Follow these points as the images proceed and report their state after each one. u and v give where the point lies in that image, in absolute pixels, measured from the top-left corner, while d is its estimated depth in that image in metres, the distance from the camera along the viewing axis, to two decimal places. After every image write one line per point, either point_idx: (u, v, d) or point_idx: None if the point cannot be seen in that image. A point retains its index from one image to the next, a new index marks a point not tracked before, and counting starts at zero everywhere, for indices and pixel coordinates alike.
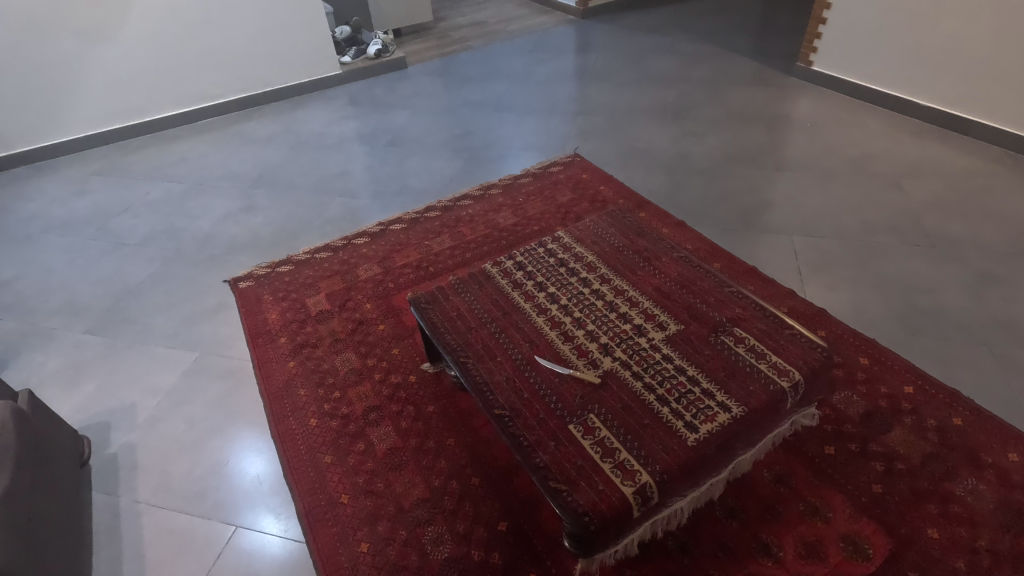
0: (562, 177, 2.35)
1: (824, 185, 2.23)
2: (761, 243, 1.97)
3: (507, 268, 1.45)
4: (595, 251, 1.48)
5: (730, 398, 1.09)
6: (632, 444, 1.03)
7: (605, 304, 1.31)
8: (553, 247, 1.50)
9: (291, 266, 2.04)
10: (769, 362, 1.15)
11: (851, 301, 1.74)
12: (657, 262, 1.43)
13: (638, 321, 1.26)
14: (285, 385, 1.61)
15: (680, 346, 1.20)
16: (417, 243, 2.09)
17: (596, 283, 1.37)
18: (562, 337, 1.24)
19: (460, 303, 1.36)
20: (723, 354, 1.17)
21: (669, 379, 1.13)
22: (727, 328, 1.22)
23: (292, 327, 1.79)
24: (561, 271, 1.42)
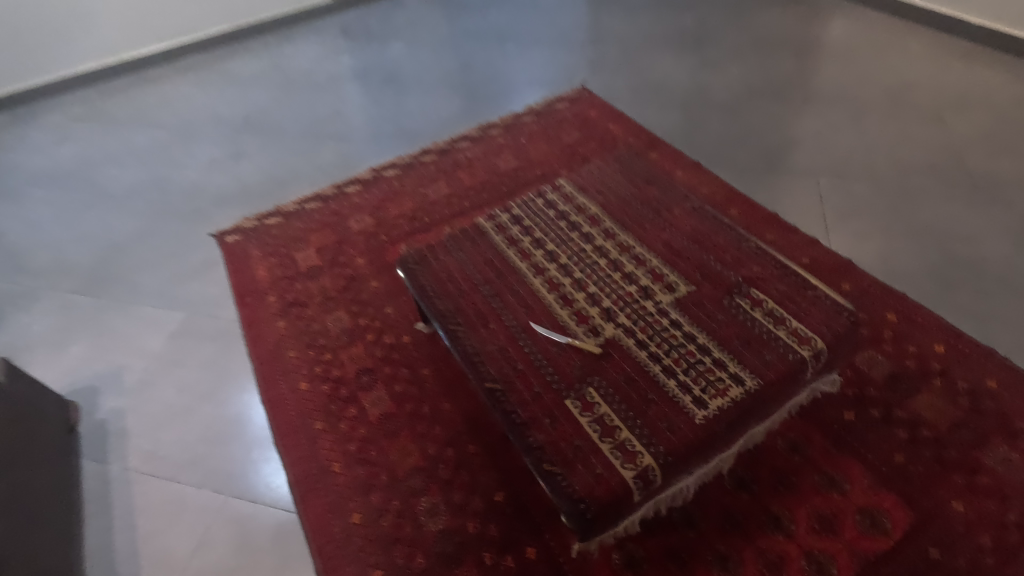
0: (569, 114, 2.16)
1: (855, 120, 2.03)
2: (784, 188, 1.81)
3: (503, 222, 1.32)
4: (600, 201, 1.34)
5: (743, 369, 0.99)
6: (635, 421, 0.94)
7: (609, 263, 1.19)
8: (553, 198, 1.37)
9: (280, 218, 1.93)
10: (789, 328, 1.04)
11: (880, 252, 1.59)
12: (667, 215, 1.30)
13: (644, 282, 1.14)
14: (276, 347, 1.54)
15: (690, 311, 1.09)
16: (412, 190, 1.96)
17: (600, 239, 1.25)
18: (562, 303, 1.13)
19: (451, 262, 1.25)
20: (738, 318, 1.07)
21: (678, 348, 1.03)
22: (743, 289, 1.11)
23: (281, 284, 1.70)
24: (562, 226, 1.29)
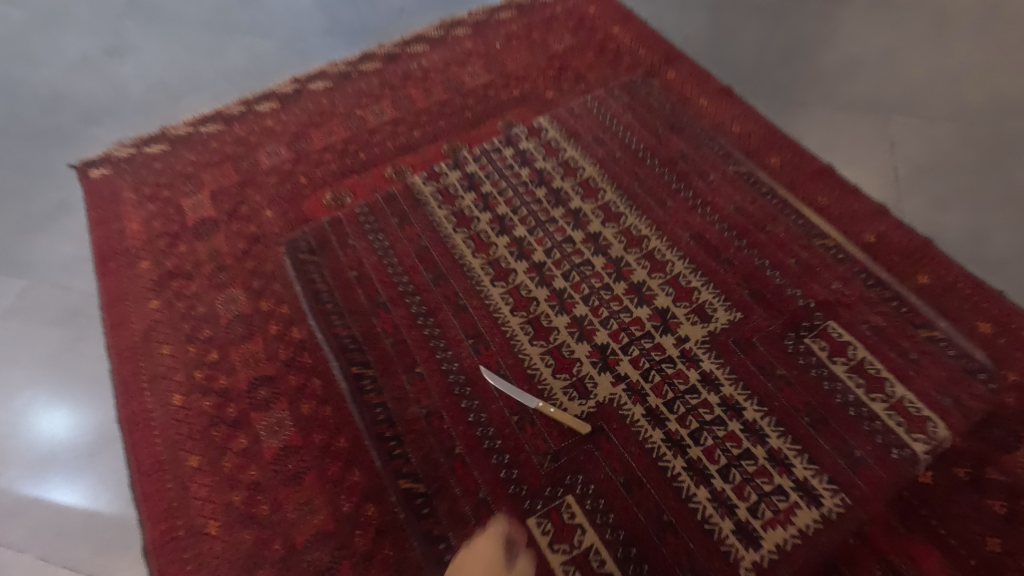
0: (561, 9, 1.60)
1: (939, 33, 1.51)
2: (841, 127, 1.33)
3: (482, 239, 1.16)
4: (600, 204, 1.17)
5: (812, 471, 0.88)
6: (666, 516, 0.87)
7: (618, 301, 1.05)
8: (549, 196, 1.20)
9: (165, 145, 1.42)
10: (890, 402, 0.93)
11: (970, 228, 1.15)
12: (724, 259, 1.08)
13: (660, 323, 1.02)
14: (144, 339, 1.12)
15: (732, 360, 0.98)
16: (345, 113, 1.45)
17: (600, 263, 1.09)
18: (573, 326, 1.03)
19: (399, 317, 1.08)
20: (807, 370, 0.96)
21: (716, 435, 0.92)
22: (818, 326, 1.00)
23: (160, 245, 1.25)
24: (557, 243, 1.13)
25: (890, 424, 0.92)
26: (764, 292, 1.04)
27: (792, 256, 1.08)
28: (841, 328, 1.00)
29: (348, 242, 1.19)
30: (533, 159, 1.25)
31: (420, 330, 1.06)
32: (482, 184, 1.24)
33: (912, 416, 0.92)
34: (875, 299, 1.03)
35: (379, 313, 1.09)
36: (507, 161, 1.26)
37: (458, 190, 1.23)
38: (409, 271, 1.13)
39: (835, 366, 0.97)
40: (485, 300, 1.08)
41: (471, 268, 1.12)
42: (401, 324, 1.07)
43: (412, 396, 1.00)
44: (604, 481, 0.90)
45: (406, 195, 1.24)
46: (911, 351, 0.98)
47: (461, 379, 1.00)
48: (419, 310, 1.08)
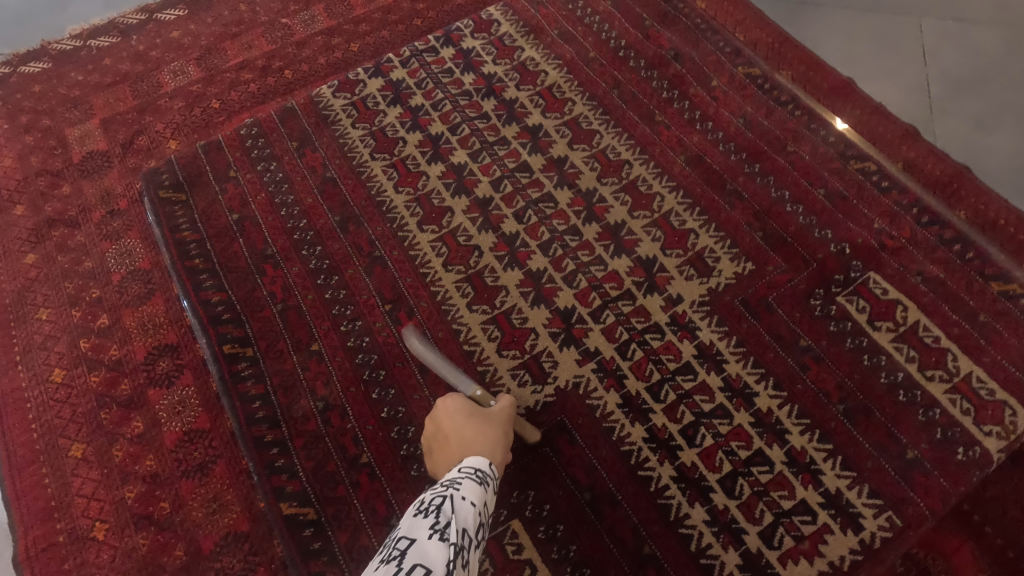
0: None
1: None
2: (859, 33, 1.10)
3: (403, 167, 0.95)
4: (556, 116, 0.96)
5: (843, 476, 0.72)
6: (647, 548, 0.71)
7: (595, 249, 0.86)
8: (487, 110, 0.98)
9: (46, 64, 1.15)
10: (952, 373, 0.75)
11: (1015, 149, 0.97)
12: (730, 191, 0.88)
13: (649, 275, 0.84)
14: (18, 303, 0.92)
15: (739, 329, 0.80)
16: (267, 18, 1.18)
17: (570, 199, 0.89)
18: (529, 288, 0.84)
19: (297, 270, 0.88)
20: (843, 340, 0.78)
21: (713, 429, 0.75)
22: (858, 278, 0.81)
23: (39, 186, 1.02)
24: (498, 170, 0.93)
25: (956, 415, 0.74)
26: (782, 236, 0.85)
27: (822, 185, 0.88)
28: (883, 280, 0.81)
29: (228, 173, 0.97)
30: (481, 63, 1.02)
31: (321, 294, 0.86)
32: (411, 97, 1.00)
33: (983, 402, 0.74)
34: (934, 242, 0.83)
35: (264, 269, 0.89)
36: (442, 66, 1.03)
37: (378, 104, 1.00)
38: (308, 215, 0.92)
39: (878, 333, 0.78)
40: (410, 250, 0.88)
41: (393, 207, 0.92)
42: (294, 285, 0.87)
43: (304, 384, 0.81)
44: (563, 499, 0.74)
45: (309, 108, 1.01)
46: (980, 313, 0.78)
47: (371, 361, 0.82)
48: (320, 266, 0.88)
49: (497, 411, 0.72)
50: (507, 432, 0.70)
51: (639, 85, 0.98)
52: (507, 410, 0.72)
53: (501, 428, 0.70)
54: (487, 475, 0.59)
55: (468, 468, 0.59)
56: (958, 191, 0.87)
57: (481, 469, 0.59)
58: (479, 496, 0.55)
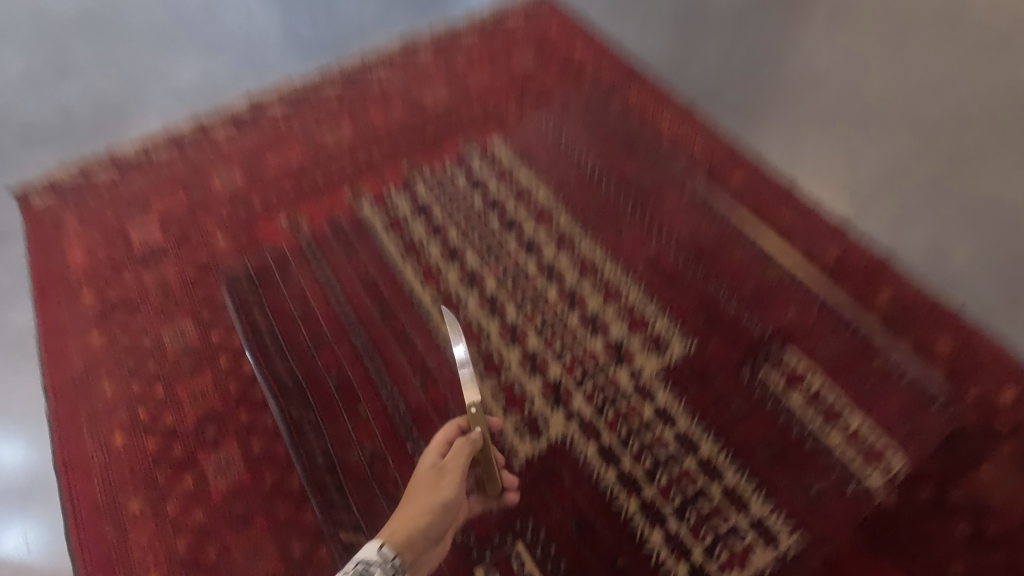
0: (521, 29, 1.57)
1: (897, 43, 1.51)
2: (800, 147, 1.32)
3: (430, 266, 1.13)
4: (568, 212, 1.17)
5: (773, 509, 0.86)
6: (620, 561, 0.85)
7: (582, 325, 1.03)
8: (503, 212, 1.18)
9: (113, 171, 1.36)
10: (846, 432, 0.90)
11: (930, 242, 1.17)
12: (679, 285, 1.06)
13: (617, 345, 1.01)
14: (85, 376, 1.06)
15: (688, 388, 0.96)
16: (302, 133, 1.41)
17: (562, 282, 1.08)
18: (524, 360, 1.01)
19: (344, 353, 1.04)
20: (762, 403, 0.93)
21: (670, 469, 0.90)
22: (773, 353, 0.97)
23: (104, 275, 1.19)
24: (513, 256, 1.13)
25: (845, 458, 0.88)
26: (720, 319, 1.02)
27: (751, 281, 1.06)
28: (798, 355, 0.97)
29: (293, 277, 1.13)
30: (485, 182, 1.23)
31: (364, 368, 1.02)
32: (434, 212, 1.20)
33: (868, 450, 0.88)
34: (831, 328, 0.99)
35: (321, 350, 1.04)
36: (461, 188, 1.23)
37: (407, 216, 1.20)
38: (352, 302, 1.09)
39: (791, 400, 0.93)
40: (436, 337, 1.04)
41: (422, 303, 1.08)
42: (344, 361, 1.03)
43: (354, 438, 0.96)
44: (556, 528, 0.88)
45: (357, 228, 1.19)
46: (871, 379, 0.93)
47: (406, 421, 0.97)
48: (364, 344, 1.05)
49: (441, 475, 0.68)
50: (439, 497, 0.66)
51: (609, 202, 1.18)
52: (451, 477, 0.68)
53: (439, 496, 0.66)
54: (375, 568, 0.58)
55: (353, 566, 0.58)
56: (875, 286, 1.09)
57: (369, 562, 0.59)
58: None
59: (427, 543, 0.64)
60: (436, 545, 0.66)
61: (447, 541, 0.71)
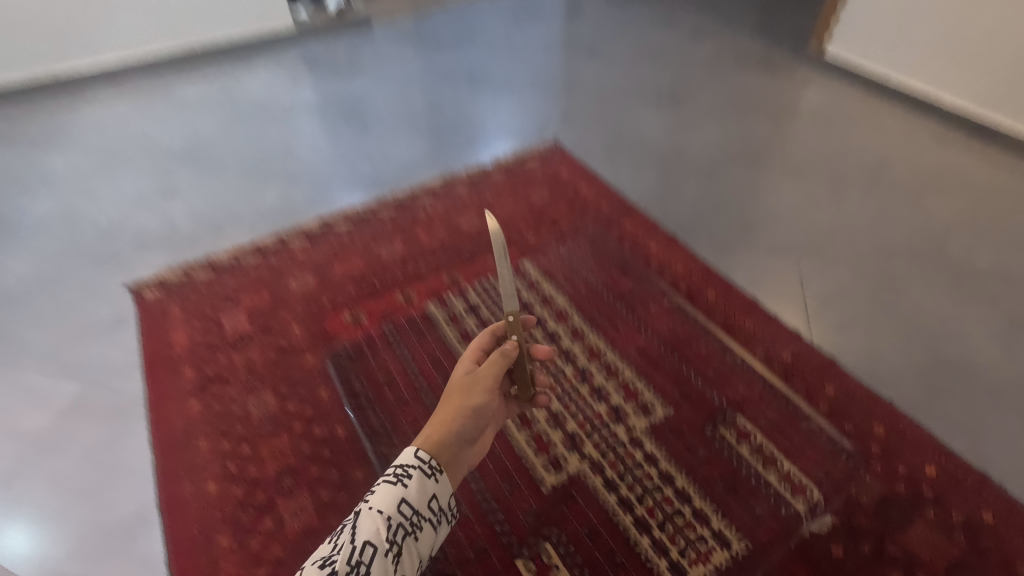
0: (538, 172, 1.98)
1: (836, 193, 1.91)
2: (761, 269, 1.66)
3: None
4: (580, 309, 1.49)
5: (728, 525, 1.13)
6: (618, 558, 1.08)
7: (591, 391, 1.32)
8: (530, 304, 1.51)
9: (210, 272, 1.69)
10: (782, 472, 1.19)
11: (865, 348, 1.46)
12: (660, 368, 1.36)
13: (617, 404, 1.29)
14: (184, 435, 1.31)
15: (666, 438, 1.24)
16: (363, 247, 1.76)
17: (577, 355, 1.38)
18: (549, 417, 1.27)
19: (419, 411, 1.33)
20: (720, 453, 1.22)
21: (653, 494, 1.16)
22: (727, 417, 1.27)
23: (201, 355, 1.47)
24: (539, 336, 1.43)
25: (781, 489, 1.18)
26: (691, 393, 1.31)
27: (717, 367, 1.36)
28: (747, 420, 1.27)
29: (377, 352, 1.45)
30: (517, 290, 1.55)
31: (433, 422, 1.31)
32: (481, 310, 1.53)
33: (796, 484, 1.18)
34: (772, 399, 1.30)
35: (403, 408, 1.34)
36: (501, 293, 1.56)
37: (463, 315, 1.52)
38: (424, 373, 1.40)
39: (742, 448, 1.23)
40: None
41: None
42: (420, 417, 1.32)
43: None
44: (572, 537, 1.11)
45: (425, 321, 1.51)
46: (796, 437, 1.24)
47: None
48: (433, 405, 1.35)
49: (471, 389, 0.90)
50: (467, 405, 0.89)
51: (610, 306, 1.49)
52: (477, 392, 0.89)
53: (471, 403, 0.89)
54: (411, 472, 0.82)
55: (395, 470, 0.82)
56: (823, 382, 1.37)
57: (407, 468, 0.82)
58: (392, 501, 0.79)
59: (461, 442, 0.89)
60: (470, 442, 0.90)
61: (485, 433, 0.95)
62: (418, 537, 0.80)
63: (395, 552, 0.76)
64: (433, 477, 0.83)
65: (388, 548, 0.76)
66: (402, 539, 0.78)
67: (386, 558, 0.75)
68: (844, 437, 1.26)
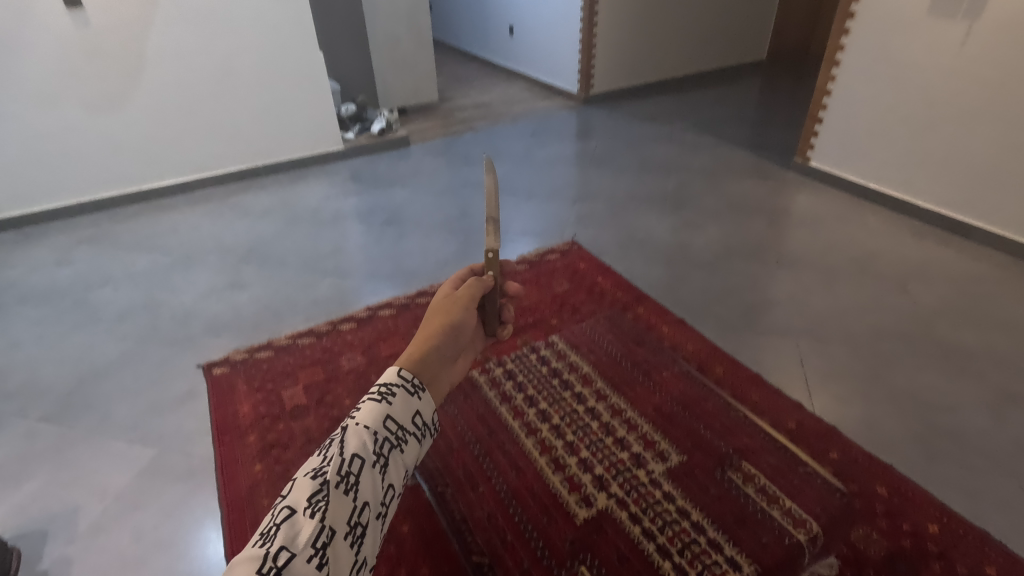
0: (559, 265, 2.24)
1: (826, 282, 2.14)
2: (764, 346, 1.84)
3: (518, 406, 1.59)
4: (602, 374, 1.68)
5: (739, 551, 1.23)
6: None
7: (614, 441, 1.48)
8: (558, 367, 1.71)
9: (271, 352, 1.91)
10: (783, 508, 1.30)
11: (864, 417, 1.60)
12: (674, 422, 1.53)
13: (638, 451, 1.45)
14: (249, 492, 1.46)
15: (681, 479, 1.38)
16: (405, 330, 1.98)
17: (600, 410, 1.57)
18: (579, 463, 1.42)
19: (468, 457, 1.45)
20: (730, 492, 1.35)
21: (672, 525, 1.28)
22: (735, 464, 1.42)
23: (264, 423, 1.65)
24: (567, 394, 1.62)
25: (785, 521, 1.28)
26: (703, 445, 1.47)
27: (726, 424, 1.53)
28: (751, 465, 1.41)
29: None
30: (550, 359, 1.74)
31: (480, 465, 1.43)
32: (518, 376, 1.69)
33: (799, 518, 1.28)
34: (772, 448, 1.46)
35: (453, 453, 1.46)
36: (533, 361, 1.74)
37: (503, 379, 1.68)
38: (472, 428, 1.53)
39: (749, 488, 1.36)
40: (524, 447, 1.47)
41: (513, 427, 1.52)
42: (469, 462, 1.44)
43: (477, 503, 1.34)
44: (603, 562, 1.23)
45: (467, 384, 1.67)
46: (795, 479, 1.37)
47: (508, 494, 1.36)
48: (479, 452, 1.46)
49: (450, 305, 0.86)
50: (450, 316, 0.84)
51: (628, 372, 1.69)
52: (457, 305, 0.86)
53: (449, 319, 0.84)
54: (395, 389, 0.69)
55: (376, 387, 0.69)
56: (827, 447, 1.50)
57: (391, 384, 0.69)
58: (377, 416, 0.66)
59: (443, 358, 0.79)
60: (451, 361, 0.82)
61: (458, 362, 0.87)
62: (405, 452, 0.68)
63: (385, 466, 0.64)
64: (419, 394, 0.70)
65: (375, 461, 0.63)
66: (391, 454, 0.65)
67: (375, 472, 0.63)
68: (848, 492, 1.38)
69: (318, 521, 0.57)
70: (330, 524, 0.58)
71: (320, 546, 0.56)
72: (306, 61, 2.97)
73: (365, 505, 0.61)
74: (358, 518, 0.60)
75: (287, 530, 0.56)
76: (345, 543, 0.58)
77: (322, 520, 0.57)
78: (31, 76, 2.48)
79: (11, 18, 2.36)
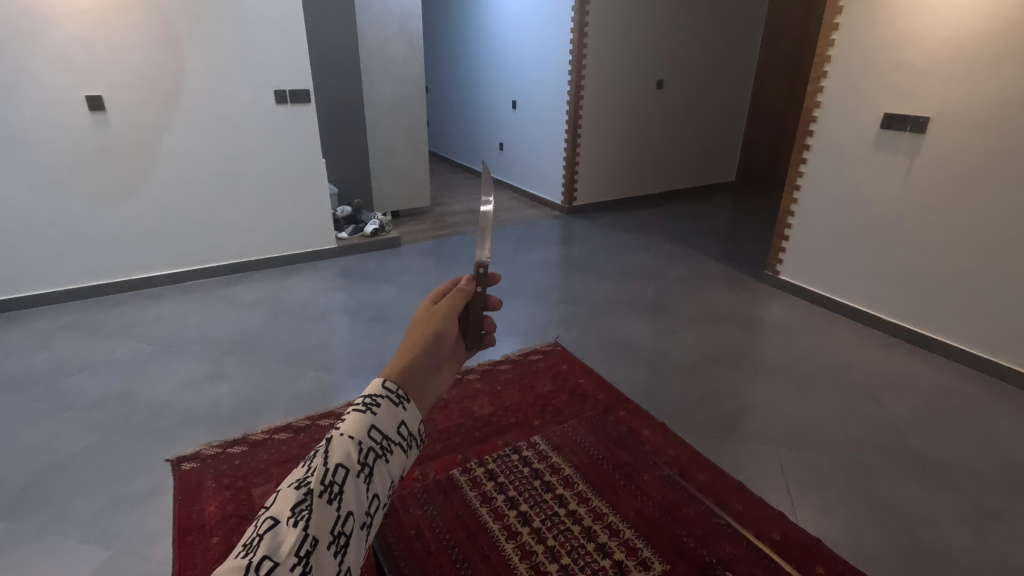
0: (542, 365, 2.28)
1: (803, 391, 2.19)
2: (745, 454, 1.85)
3: (499, 508, 1.55)
4: (583, 475, 1.67)
5: None
6: None
7: (596, 546, 1.43)
8: (540, 468, 1.69)
9: (244, 447, 1.86)
10: None
11: (847, 529, 1.58)
12: (656, 528, 1.50)
13: (620, 557, 1.41)
14: None
15: None
16: None
17: (582, 515, 1.53)
18: (560, 569, 1.37)
19: (446, 562, 1.39)
20: None
21: None
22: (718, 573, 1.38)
23: (230, 523, 1.57)
24: (548, 497, 1.59)
25: None
26: (685, 553, 1.43)
27: (708, 531, 1.50)
28: None
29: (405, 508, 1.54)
30: (532, 461, 1.72)
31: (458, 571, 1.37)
32: (499, 477, 1.66)
33: None
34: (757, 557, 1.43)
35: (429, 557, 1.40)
36: (514, 461, 1.72)
37: (485, 480, 1.65)
38: (451, 530, 1.47)
39: None
40: (504, 553, 1.41)
41: (494, 530, 1.48)
42: (447, 567, 1.37)
43: None
44: None
45: (448, 484, 1.63)
46: None
47: None
48: (458, 557, 1.40)
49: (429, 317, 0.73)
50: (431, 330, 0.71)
51: (609, 475, 1.67)
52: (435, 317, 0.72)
53: (429, 328, 0.71)
54: (380, 400, 0.61)
55: (360, 397, 0.61)
56: (813, 561, 1.46)
57: (376, 394, 0.61)
58: (361, 426, 0.59)
59: (426, 371, 0.67)
60: (437, 375, 0.69)
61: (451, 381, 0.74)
62: (392, 461, 0.61)
63: (370, 477, 0.58)
64: (404, 404, 0.62)
65: (360, 471, 0.58)
66: (377, 464, 0.59)
67: (359, 482, 0.58)
68: None
69: (302, 529, 0.52)
70: (313, 532, 0.53)
71: (303, 555, 0.52)
72: (308, 166, 3.16)
73: (349, 515, 0.57)
74: (342, 527, 0.56)
75: (269, 541, 0.51)
76: (328, 554, 0.54)
77: (305, 529, 0.53)
78: (41, 171, 2.59)
79: (34, 122, 2.52)
